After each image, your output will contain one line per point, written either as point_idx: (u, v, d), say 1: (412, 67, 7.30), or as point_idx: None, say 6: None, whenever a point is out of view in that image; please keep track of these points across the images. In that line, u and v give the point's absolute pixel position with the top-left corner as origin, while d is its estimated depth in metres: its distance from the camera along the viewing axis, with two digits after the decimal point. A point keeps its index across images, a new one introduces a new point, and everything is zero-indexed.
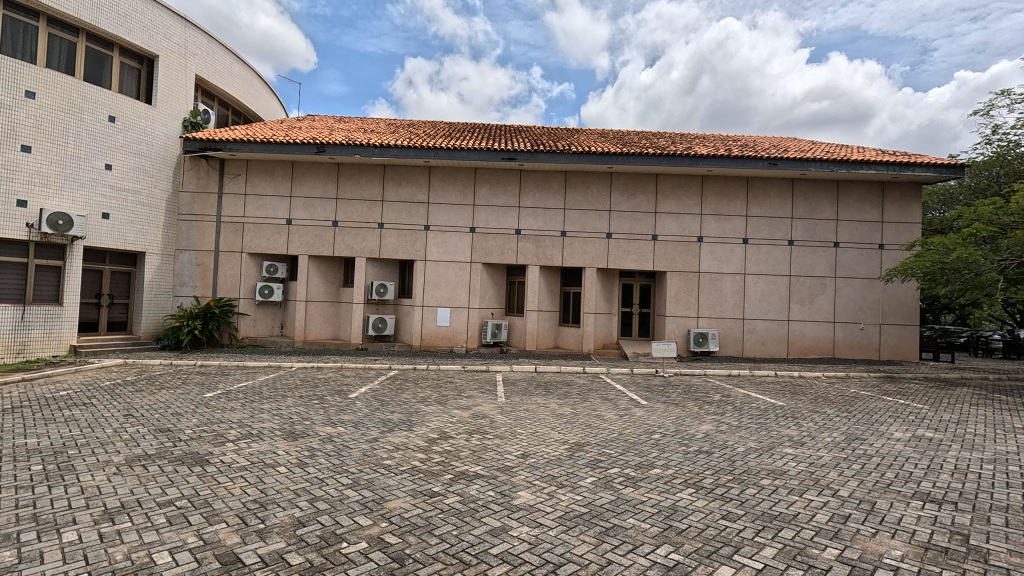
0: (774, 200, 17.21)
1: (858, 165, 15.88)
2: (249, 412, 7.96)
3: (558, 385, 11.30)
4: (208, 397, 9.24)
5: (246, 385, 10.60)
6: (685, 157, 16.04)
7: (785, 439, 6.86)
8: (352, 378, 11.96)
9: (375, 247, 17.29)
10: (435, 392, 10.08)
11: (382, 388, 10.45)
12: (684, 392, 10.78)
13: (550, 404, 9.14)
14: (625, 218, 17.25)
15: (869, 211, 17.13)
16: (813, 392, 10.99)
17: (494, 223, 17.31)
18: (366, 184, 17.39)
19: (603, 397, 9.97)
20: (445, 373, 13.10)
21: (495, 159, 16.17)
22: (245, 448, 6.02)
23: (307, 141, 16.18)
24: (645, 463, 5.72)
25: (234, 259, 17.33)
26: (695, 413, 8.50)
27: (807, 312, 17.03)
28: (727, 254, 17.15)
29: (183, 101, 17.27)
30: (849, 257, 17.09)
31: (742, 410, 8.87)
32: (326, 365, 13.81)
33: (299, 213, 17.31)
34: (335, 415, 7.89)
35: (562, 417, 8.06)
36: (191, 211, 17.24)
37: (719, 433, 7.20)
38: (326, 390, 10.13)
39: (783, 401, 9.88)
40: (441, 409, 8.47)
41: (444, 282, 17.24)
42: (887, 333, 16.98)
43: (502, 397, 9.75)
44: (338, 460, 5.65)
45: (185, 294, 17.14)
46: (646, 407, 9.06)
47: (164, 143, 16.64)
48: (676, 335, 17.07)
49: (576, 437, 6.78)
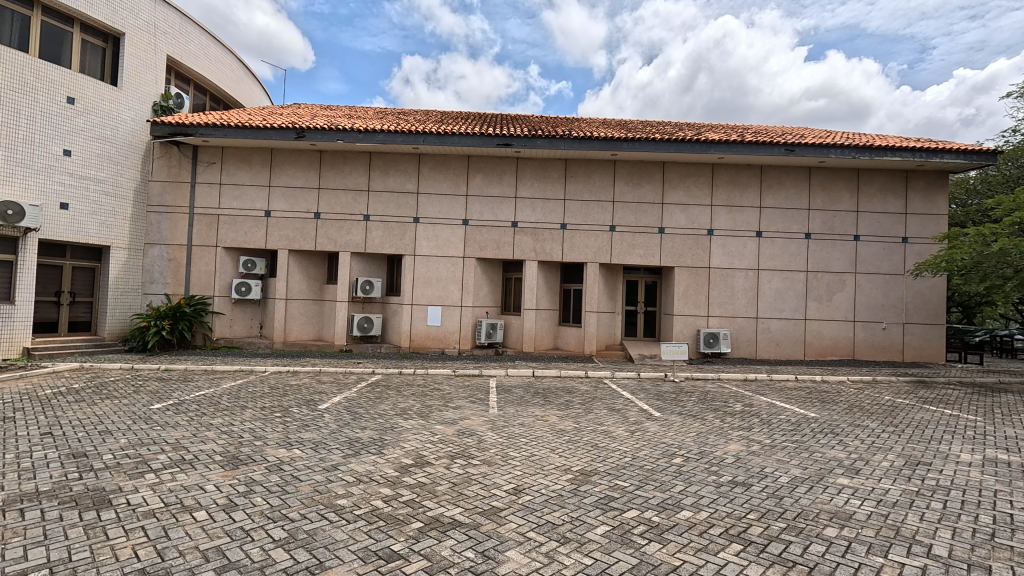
0: (789, 190, 16.01)
1: (882, 152, 14.74)
2: (193, 431, 6.69)
3: (558, 393, 10.06)
4: (154, 410, 7.98)
5: (205, 394, 9.34)
6: (696, 142, 14.83)
7: (836, 464, 5.66)
8: (328, 385, 10.70)
9: (361, 241, 16.05)
10: (418, 402, 8.84)
11: (358, 398, 9.19)
12: (699, 400, 9.57)
13: (549, 417, 7.89)
14: (630, 210, 16.04)
15: (892, 202, 15.94)
16: (844, 400, 9.78)
17: (488, 214, 16.08)
18: (351, 172, 16.14)
19: (609, 407, 8.75)
20: (433, 378, 11.86)
21: (489, 145, 14.96)
22: (165, 484, 4.76)
23: (286, 126, 14.96)
24: (669, 503, 4.49)
25: (208, 254, 16.03)
26: (719, 428, 7.31)
27: (825, 311, 15.86)
28: (739, 248, 15.95)
29: (153, 83, 16.00)
30: (870, 251, 15.91)
31: (772, 424, 7.64)
32: (303, 369, 12.54)
33: (279, 204, 16.06)
34: (294, 433, 6.63)
35: (563, 435, 6.82)
36: (161, 202, 15.97)
37: (752, 455, 6.00)
38: (295, 400, 8.89)
39: (815, 412, 8.66)
40: (423, 425, 7.23)
41: (435, 279, 16.01)
42: (911, 333, 15.81)
43: (494, 408, 8.52)
44: (279, 500, 4.40)
45: (155, 292, 15.86)
46: (660, 421, 7.82)
47: (131, 128, 15.38)
48: (684, 336, 15.88)
49: (581, 464, 5.56)
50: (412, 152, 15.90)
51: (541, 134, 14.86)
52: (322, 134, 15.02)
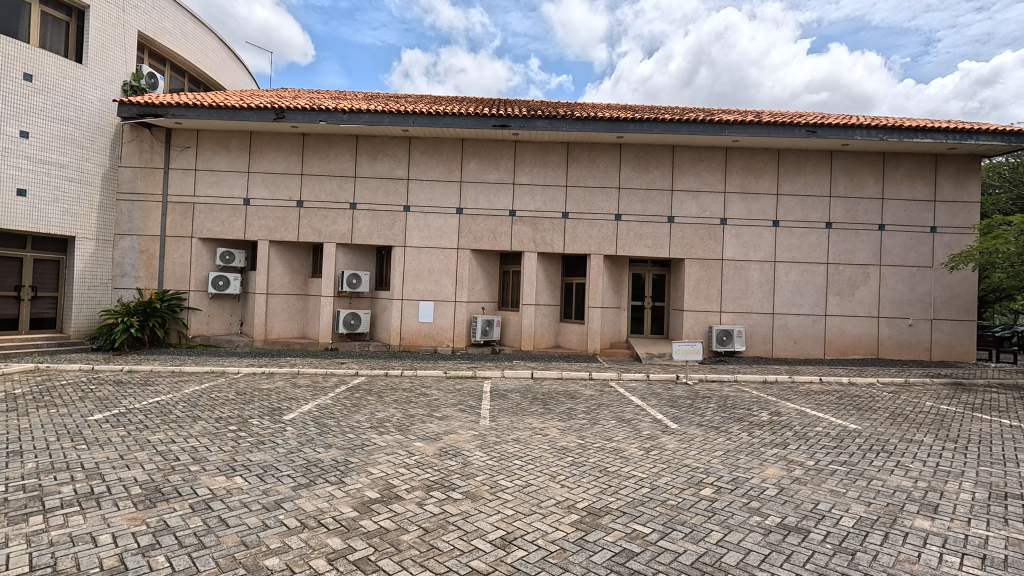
0: (809, 176, 14.83)
1: (911, 134, 13.56)
2: (123, 450, 5.59)
3: (559, 399, 8.95)
4: (91, 421, 6.87)
5: (158, 402, 8.22)
6: (709, 123, 13.66)
7: (906, 499, 4.54)
8: (302, 389, 9.58)
9: (347, 231, 14.91)
10: (400, 411, 7.73)
11: (332, 406, 8.07)
12: (717, 407, 8.45)
13: (548, 431, 6.76)
14: (637, 197, 14.88)
15: (920, 189, 14.75)
16: (883, 408, 8.66)
17: (484, 202, 14.94)
18: (336, 157, 14.98)
19: (617, 417, 7.64)
20: (422, 381, 10.76)
21: (485, 127, 13.80)
22: (49, 533, 3.66)
23: (264, 106, 13.80)
24: (708, 564, 3.38)
25: (182, 245, 14.88)
26: (749, 445, 6.20)
27: (846, 306, 14.73)
28: (755, 239, 14.80)
29: (123, 61, 14.83)
30: (896, 242, 14.76)
31: (809, 439, 6.51)
32: (279, 371, 11.45)
33: (258, 192, 14.92)
34: (242, 454, 5.51)
35: (565, 457, 5.69)
36: (132, 190, 14.84)
37: (798, 484, 4.89)
38: (260, 409, 7.79)
39: (854, 423, 7.53)
40: (399, 443, 6.11)
41: (426, 272, 14.88)
42: (940, 330, 14.67)
43: (485, 419, 7.39)
44: (187, 561, 3.32)
45: (126, 286, 14.75)
46: (678, 435, 6.68)
47: (98, 109, 14.22)
48: (695, 333, 14.76)
49: (587, 500, 4.44)
50: (402, 135, 14.74)
51: (541, 114, 13.69)
52: (304, 115, 13.85)
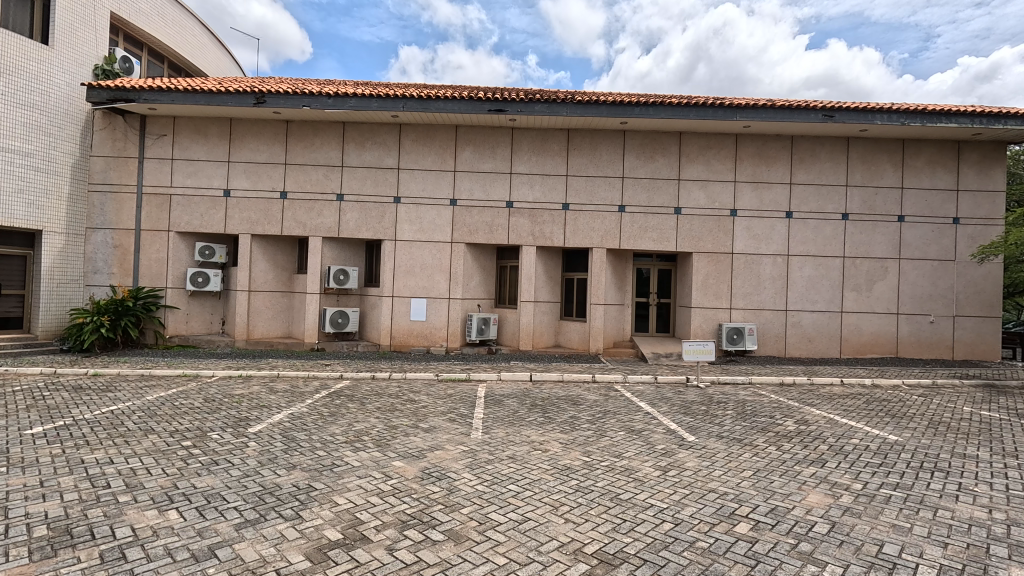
0: (824, 163, 13.96)
1: (935, 118, 12.70)
2: (48, 474, 4.73)
3: (560, 405, 8.11)
4: (26, 436, 5.99)
5: (113, 411, 7.36)
6: (719, 107, 12.76)
7: (991, 540, 3.69)
8: (278, 396, 8.71)
9: (333, 224, 14.04)
10: (382, 422, 6.88)
11: (306, 416, 7.21)
12: (736, 415, 7.59)
13: (549, 446, 5.90)
14: (641, 187, 14.02)
15: (942, 177, 13.89)
16: (919, 415, 7.79)
17: (479, 193, 14.06)
18: (322, 145, 14.09)
19: (627, 427, 6.81)
20: (411, 385, 9.90)
21: (479, 112, 12.92)
22: None
23: (243, 90, 12.89)
24: None
25: (159, 239, 13.99)
26: (781, 464, 5.36)
27: (863, 302, 13.89)
28: (767, 231, 13.95)
29: (94, 44, 13.89)
30: (916, 234, 13.92)
31: (849, 456, 5.65)
32: (257, 374, 10.59)
33: (239, 182, 14.03)
34: (187, 480, 4.65)
35: (569, 481, 4.85)
36: (105, 180, 13.94)
37: (852, 517, 4.05)
38: (225, 420, 6.93)
39: (892, 433, 6.69)
40: (376, 463, 5.24)
41: (418, 267, 14.01)
42: (962, 327, 13.86)
43: (477, 431, 6.52)
44: None
45: (99, 283, 13.87)
46: (697, 450, 5.86)
47: (67, 94, 13.32)
48: (703, 331, 13.91)
49: (596, 542, 3.59)
50: (392, 121, 13.85)
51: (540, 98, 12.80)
52: (286, 100, 12.95)
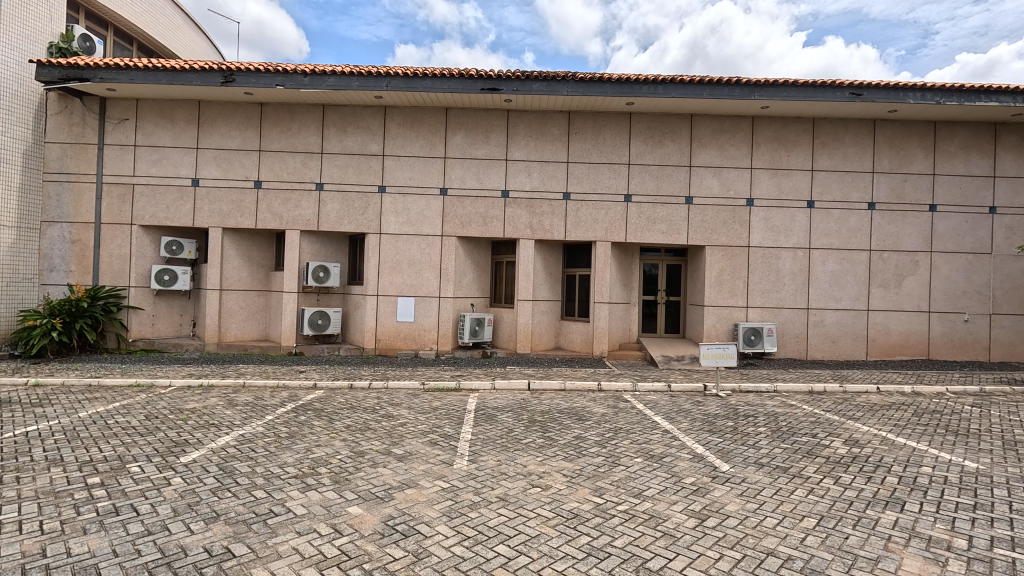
0: (849, 148, 12.78)
1: (974, 96, 11.47)
2: None
3: (563, 422, 6.92)
4: None
5: (27, 433, 6.11)
6: (736, 85, 11.54)
7: None
8: (234, 411, 7.46)
9: (312, 216, 12.84)
10: (348, 447, 5.68)
11: (259, 438, 6.00)
12: (770, 434, 6.39)
13: (550, 482, 4.70)
14: (649, 174, 12.83)
15: (977, 163, 12.72)
16: (983, 431, 6.63)
17: (472, 181, 12.87)
18: (299, 129, 12.88)
19: (645, 451, 5.63)
20: (393, 396, 8.69)
21: (471, 91, 11.68)
22: None
23: (209, 68, 11.62)
24: None
25: (121, 233, 12.78)
26: (850, 507, 4.17)
27: (892, 300, 12.72)
28: (787, 222, 12.77)
29: (48, 20, 12.60)
30: (949, 224, 12.74)
31: (929, 493, 4.49)
32: (220, 383, 9.36)
33: (209, 170, 12.82)
34: (65, 542, 3.44)
35: (581, 537, 3.65)
36: (61, 169, 12.73)
37: None
38: (157, 445, 5.69)
39: (964, 458, 5.53)
40: (326, 511, 4.02)
41: (405, 263, 12.82)
42: (1000, 326, 12.69)
43: (463, 459, 5.33)
44: None
45: (56, 282, 12.66)
46: (736, 484, 4.68)
47: (17, 74, 12.08)
48: (717, 332, 12.74)
49: None
50: (376, 103, 12.62)
51: (538, 75, 11.57)
52: (257, 79, 11.71)
